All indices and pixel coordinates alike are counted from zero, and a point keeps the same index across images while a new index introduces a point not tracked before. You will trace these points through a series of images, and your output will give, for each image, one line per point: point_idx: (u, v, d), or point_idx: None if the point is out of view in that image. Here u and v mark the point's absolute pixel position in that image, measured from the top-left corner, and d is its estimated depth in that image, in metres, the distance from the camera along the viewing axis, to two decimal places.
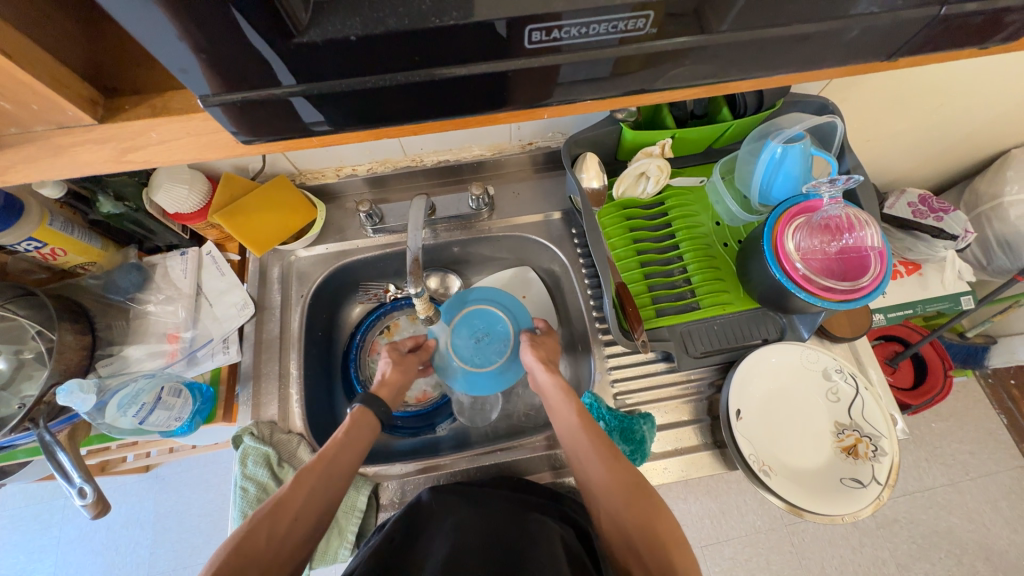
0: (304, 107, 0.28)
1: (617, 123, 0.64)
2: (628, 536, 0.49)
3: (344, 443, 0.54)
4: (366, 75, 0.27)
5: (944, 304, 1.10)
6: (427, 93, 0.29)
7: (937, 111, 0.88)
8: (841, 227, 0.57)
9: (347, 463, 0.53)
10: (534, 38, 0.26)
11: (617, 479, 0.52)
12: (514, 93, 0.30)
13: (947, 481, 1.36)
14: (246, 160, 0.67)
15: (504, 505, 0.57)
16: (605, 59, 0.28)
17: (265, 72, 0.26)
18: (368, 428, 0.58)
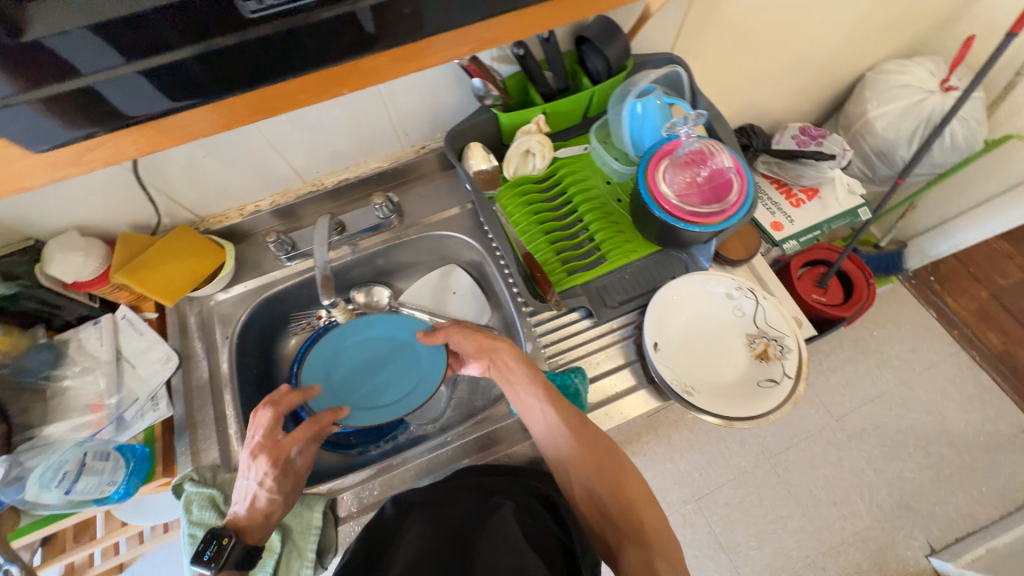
0: (97, 94, 0.35)
1: (489, 110, 0.69)
2: (598, 499, 0.60)
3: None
4: (134, 57, 0.33)
5: (845, 220, 1.20)
6: (225, 61, 0.36)
7: (783, 50, 0.99)
8: (701, 158, 0.64)
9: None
10: (252, 7, 0.33)
11: (594, 461, 0.59)
12: (272, 58, 0.37)
13: (899, 381, 1.45)
14: (143, 216, 0.68)
15: (465, 495, 0.60)
16: (326, 15, 0.35)
17: (49, 68, 0.32)
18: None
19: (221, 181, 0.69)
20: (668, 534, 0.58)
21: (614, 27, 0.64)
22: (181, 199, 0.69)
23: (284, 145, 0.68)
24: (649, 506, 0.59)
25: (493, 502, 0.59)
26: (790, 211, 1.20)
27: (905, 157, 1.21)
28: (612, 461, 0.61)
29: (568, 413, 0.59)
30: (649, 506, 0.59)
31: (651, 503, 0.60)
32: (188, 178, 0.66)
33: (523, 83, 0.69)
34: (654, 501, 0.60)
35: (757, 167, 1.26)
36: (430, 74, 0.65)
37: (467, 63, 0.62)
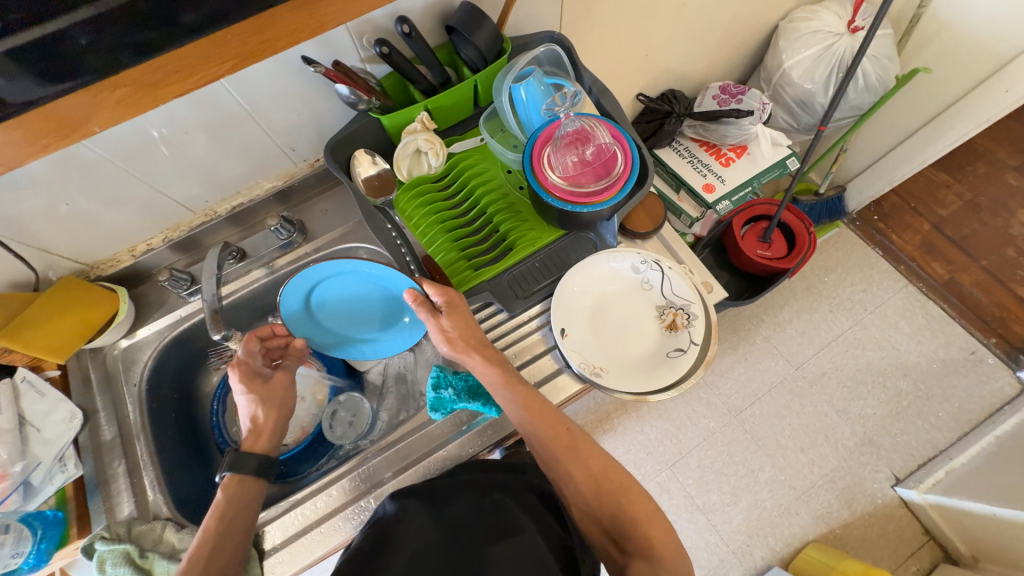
0: None
1: (368, 114, 0.66)
2: (604, 521, 0.58)
3: (224, 527, 0.54)
4: None
5: (775, 173, 1.20)
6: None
7: (685, 14, 0.97)
8: (582, 136, 0.63)
9: (234, 546, 0.54)
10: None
11: (586, 477, 0.59)
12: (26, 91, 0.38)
13: (852, 322, 1.48)
14: (21, 274, 0.65)
15: (463, 494, 0.60)
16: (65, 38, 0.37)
17: None
18: (245, 487, 0.58)
19: (99, 225, 0.66)
20: (681, 551, 0.55)
21: (479, 13, 0.62)
22: (58, 250, 0.66)
23: (159, 180, 0.65)
24: (663, 531, 0.56)
25: (497, 502, 0.60)
26: (721, 171, 1.21)
27: (824, 104, 1.21)
28: (615, 475, 0.59)
29: (564, 441, 0.59)
30: (659, 523, 0.56)
31: (668, 529, 0.56)
32: (61, 228, 0.63)
33: (401, 82, 0.67)
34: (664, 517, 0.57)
35: (685, 132, 1.26)
36: (294, 90, 0.62)
37: (326, 70, 0.58)
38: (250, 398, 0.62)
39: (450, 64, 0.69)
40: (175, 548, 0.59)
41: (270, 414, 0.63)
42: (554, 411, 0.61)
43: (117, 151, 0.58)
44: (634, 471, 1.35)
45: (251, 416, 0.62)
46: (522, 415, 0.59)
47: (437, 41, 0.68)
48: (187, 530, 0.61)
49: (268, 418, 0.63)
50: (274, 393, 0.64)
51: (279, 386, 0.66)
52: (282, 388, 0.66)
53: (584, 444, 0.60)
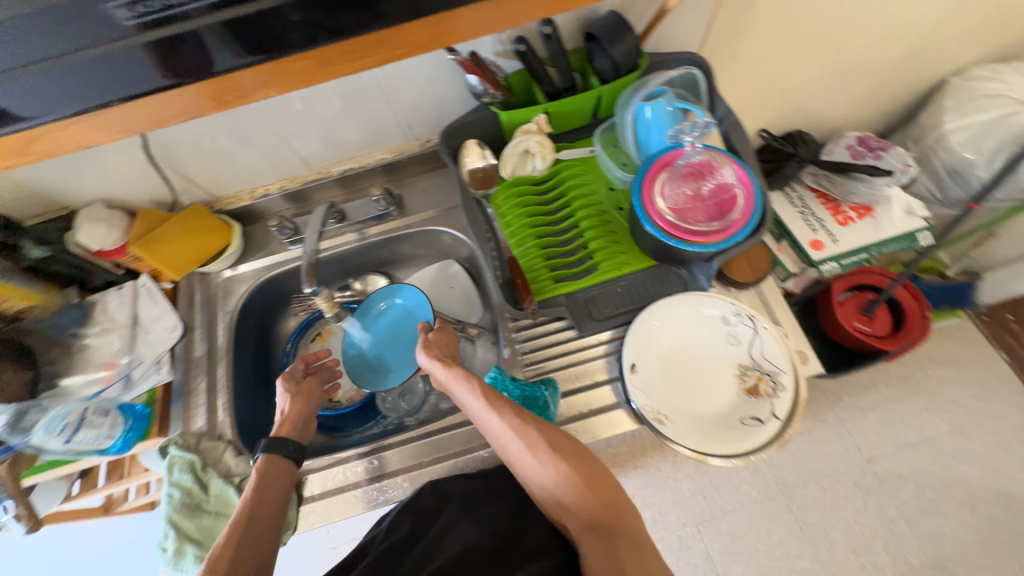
0: (54, 81, 0.38)
1: (488, 108, 0.66)
2: (585, 532, 0.51)
3: (259, 497, 0.54)
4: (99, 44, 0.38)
5: (900, 245, 1.06)
6: (148, 60, 0.39)
7: (842, 53, 0.88)
8: (702, 170, 0.60)
9: (270, 514, 0.54)
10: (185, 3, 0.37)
11: (538, 455, 0.53)
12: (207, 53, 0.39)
13: (951, 428, 1.26)
14: (161, 192, 0.73)
15: (505, 501, 0.63)
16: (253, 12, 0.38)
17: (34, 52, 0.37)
18: (277, 474, 0.58)
19: (233, 163, 0.73)
20: (634, 512, 0.53)
21: (624, 25, 0.60)
22: (195, 179, 0.73)
23: (290, 133, 0.70)
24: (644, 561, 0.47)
25: (535, 518, 0.61)
26: (835, 230, 1.09)
27: (982, 178, 1.04)
28: (567, 451, 0.54)
29: (531, 441, 0.54)
30: (613, 489, 0.53)
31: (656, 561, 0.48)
32: (203, 160, 0.70)
33: (527, 80, 0.66)
34: (617, 480, 0.54)
35: (803, 179, 1.15)
36: (429, 70, 0.64)
37: (463, 58, 0.59)
38: (284, 388, 0.66)
39: (580, 70, 0.67)
40: (230, 471, 0.64)
41: (297, 406, 0.65)
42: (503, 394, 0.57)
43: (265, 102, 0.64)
44: (656, 519, 1.19)
45: (280, 405, 0.64)
46: (481, 408, 0.56)
47: (573, 46, 0.67)
48: (244, 457, 0.66)
49: (295, 406, 0.64)
50: (305, 391, 0.68)
51: (310, 388, 0.69)
52: (312, 392, 0.68)
53: (536, 421, 0.55)
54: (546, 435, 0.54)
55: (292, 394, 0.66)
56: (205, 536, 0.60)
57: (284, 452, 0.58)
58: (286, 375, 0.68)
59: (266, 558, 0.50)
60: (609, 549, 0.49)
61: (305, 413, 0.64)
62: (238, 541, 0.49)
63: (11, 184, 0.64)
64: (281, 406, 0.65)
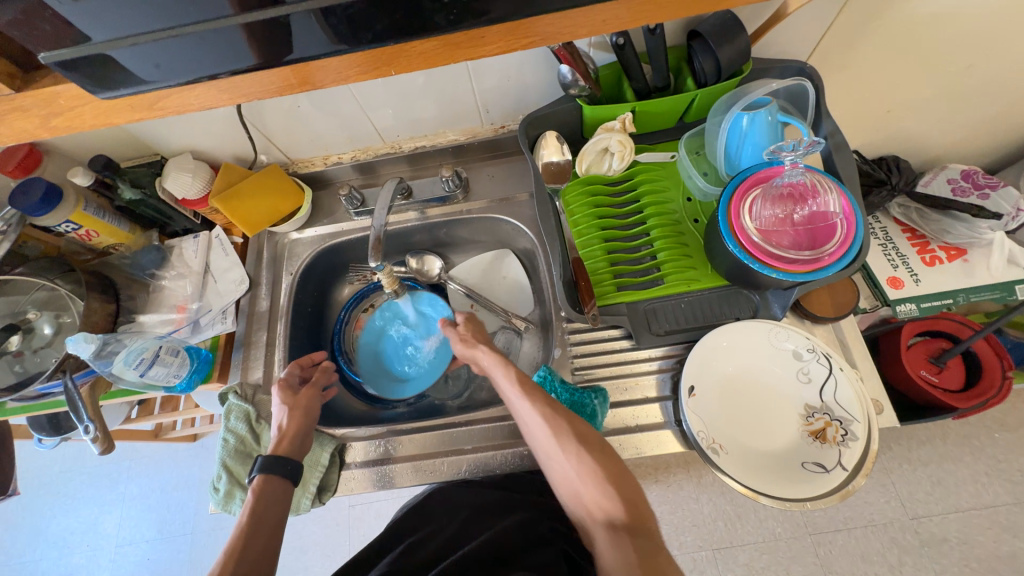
0: (155, 52, 0.35)
1: (573, 100, 0.64)
2: (602, 520, 0.49)
3: (256, 521, 0.52)
4: (199, 22, 0.33)
5: (994, 295, 0.96)
6: (250, 40, 0.35)
7: (967, 76, 0.79)
8: (803, 193, 0.55)
9: (268, 538, 0.52)
10: None
11: (561, 444, 0.52)
12: (313, 38, 0.35)
13: (1011, 500, 1.13)
14: (244, 150, 0.76)
15: (516, 512, 0.64)
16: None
17: (129, 17, 0.32)
18: (275, 495, 0.56)
19: (312, 130, 0.74)
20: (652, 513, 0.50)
21: (737, 25, 0.55)
22: (276, 141, 0.76)
23: (371, 106, 0.70)
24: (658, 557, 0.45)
25: (542, 534, 0.61)
26: (919, 268, 1.00)
27: None
28: (594, 446, 0.52)
29: (556, 425, 0.52)
30: (632, 489, 0.50)
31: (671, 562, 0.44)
32: (287, 124, 0.72)
33: (618, 75, 0.63)
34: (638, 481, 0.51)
35: (889, 210, 1.07)
36: (519, 55, 0.62)
37: (557, 48, 0.56)
38: (282, 401, 0.63)
39: (675, 70, 0.64)
40: None
41: (294, 421, 0.62)
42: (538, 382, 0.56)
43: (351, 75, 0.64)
44: (670, 538, 1.16)
45: (277, 421, 0.62)
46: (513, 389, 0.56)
47: (672, 43, 0.63)
48: None
49: (291, 422, 0.62)
50: (302, 404, 0.64)
51: (308, 399, 0.66)
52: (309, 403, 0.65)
53: (566, 411, 0.54)
54: (573, 426, 0.52)
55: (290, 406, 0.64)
56: (252, 484, 0.63)
57: (282, 472, 0.56)
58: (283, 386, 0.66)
59: None
60: (625, 551, 0.45)
61: (301, 428, 0.61)
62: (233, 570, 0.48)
63: (116, 128, 0.68)
64: (279, 419, 0.63)
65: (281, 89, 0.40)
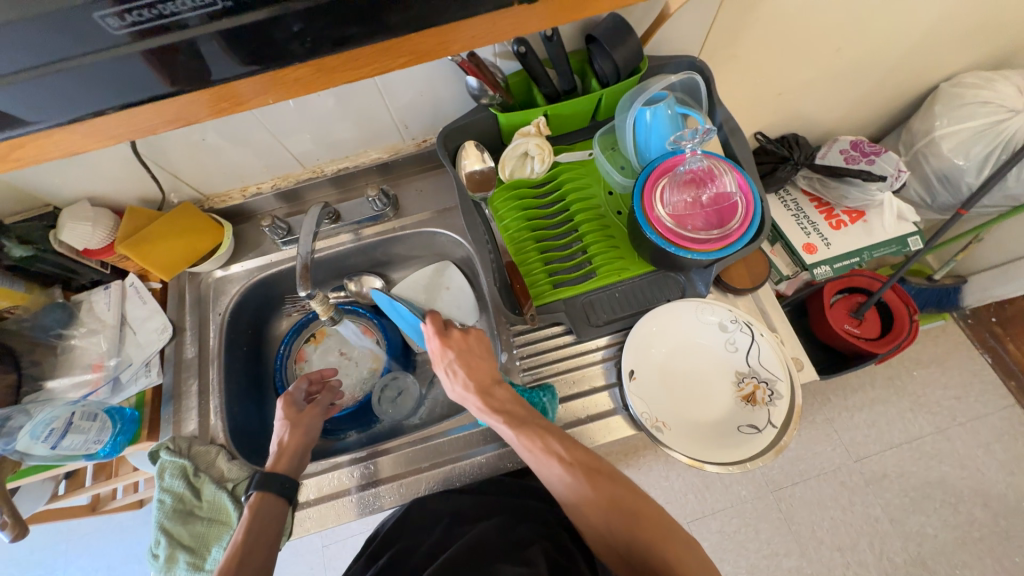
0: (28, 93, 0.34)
1: (487, 109, 0.66)
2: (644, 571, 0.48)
3: (252, 539, 0.53)
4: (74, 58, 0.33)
5: (891, 249, 1.07)
6: (150, 68, 0.35)
7: (839, 58, 0.88)
8: (703, 178, 0.60)
9: (264, 556, 0.53)
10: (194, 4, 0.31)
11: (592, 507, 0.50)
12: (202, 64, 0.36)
13: (934, 429, 1.25)
14: (150, 191, 0.72)
15: (494, 517, 0.65)
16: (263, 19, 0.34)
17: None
18: (271, 514, 0.56)
19: (224, 163, 0.71)
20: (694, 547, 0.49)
21: (626, 27, 0.59)
22: (184, 178, 0.72)
23: (283, 133, 0.68)
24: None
25: (525, 535, 0.62)
26: (828, 233, 1.10)
27: (972, 184, 1.06)
28: (616, 502, 0.50)
29: (581, 487, 0.50)
30: (667, 530, 0.49)
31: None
32: (193, 158, 0.68)
33: (526, 82, 0.65)
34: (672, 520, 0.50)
35: (797, 182, 1.16)
36: (426, 70, 0.63)
37: (462, 60, 0.58)
38: (285, 417, 0.64)
39: (580, 72, 0.67)
40: (223, 475, 0.63)
41: (295, 436, 0.63)
42: (551, 441, 0.53)
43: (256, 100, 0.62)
44: None
45: (278, 435, 0.62)
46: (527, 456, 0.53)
47: (572, 47, 0.66)
48: (237, 461, 0.65)
49: (294, 437, 0.63)
50: (306, 421, 0.65)
51: (311, 418, 0.66)
52: (312, 422, 0.66)
53: (588, 474, 0.51)
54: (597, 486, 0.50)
55: (292, 423, 0.64)
56: (196, 543, 0.59)
57: (278, 489, 0.57)
58: (287, 402, 0.66)
59: None
60: None
61: (304, 445, 0.62)
62: None
63: None
64: (279, 435, 0.63)
65: (209, 114, 0.39)
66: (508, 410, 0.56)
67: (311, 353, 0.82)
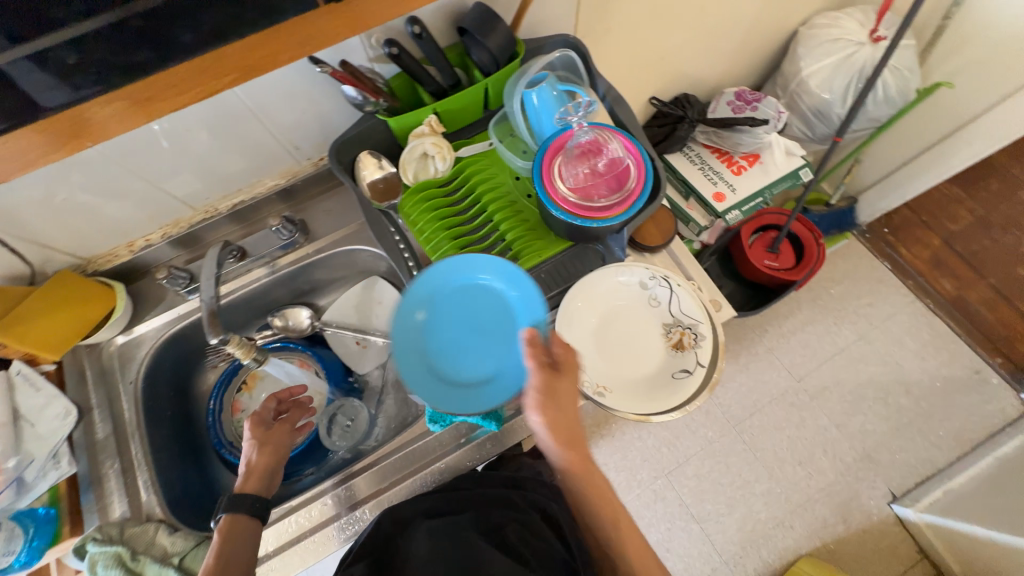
0: None
1: (374, 116, 0.65)
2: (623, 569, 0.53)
3: (221, 565, 0.50)
4: None
5: (787, 184, 1.17)
6: None
7: (703, 18, 0.94)
8: (594, 148, 0.62)
9: (241, 569, 0.51)
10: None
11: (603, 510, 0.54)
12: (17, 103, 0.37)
13: (856, 336, 1.38)
14: (16, 266, 0.64)
15: (468, 509, 0.60)
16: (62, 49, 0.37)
17: None
18: (245, 536, 0.54)
19: (99, 220, 0.65)
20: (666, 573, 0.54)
21: (493, 16, 0.59)
22: (54, 244, 0.65)
23: (159, 176, 0.63)
24: None
25: (500, 522, 0.60)
26: (732, 180, 1.18)
27: (841, 114, 1.18)
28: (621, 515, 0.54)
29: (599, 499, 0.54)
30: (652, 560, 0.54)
31: None
32: (59, 221, 0.62)
33: (410, 83, 0.65)
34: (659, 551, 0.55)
35: (696, 138, 1.23)
36: (301, 86, 0.60)
37: (333, 70, 0.56)
38: (252, 438, 0.62)
39: (460, 65, 0.67)
40: (168, 551, 0.59)
41: (264, 457, 0.61)
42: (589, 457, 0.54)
43: (120, 148, 0.57)
44: (629, 479, 1.23)
45: (245, 456, 0.60)
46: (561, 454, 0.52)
47: (448, 42, 0.66)
48: (180, 532, 0.61)
49: (261, 458, 0.60)
50: (274, 440, 0.63)
51: (279, 437, 0.64)
52: (283, 438, 0.64)
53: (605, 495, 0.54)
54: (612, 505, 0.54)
55: (259, 443, 0.62)
56: None
57: (247, 511, 0.55)
58: (254, 421, 0.63)
59: None
60: None
61: (273, 466, 0.60)
62: None
63: None
64: (246, 457, 0.61)
65: (54, 154, 0.39)
66: (570, 414, 0.53)
67: (246, 402, 0.77)
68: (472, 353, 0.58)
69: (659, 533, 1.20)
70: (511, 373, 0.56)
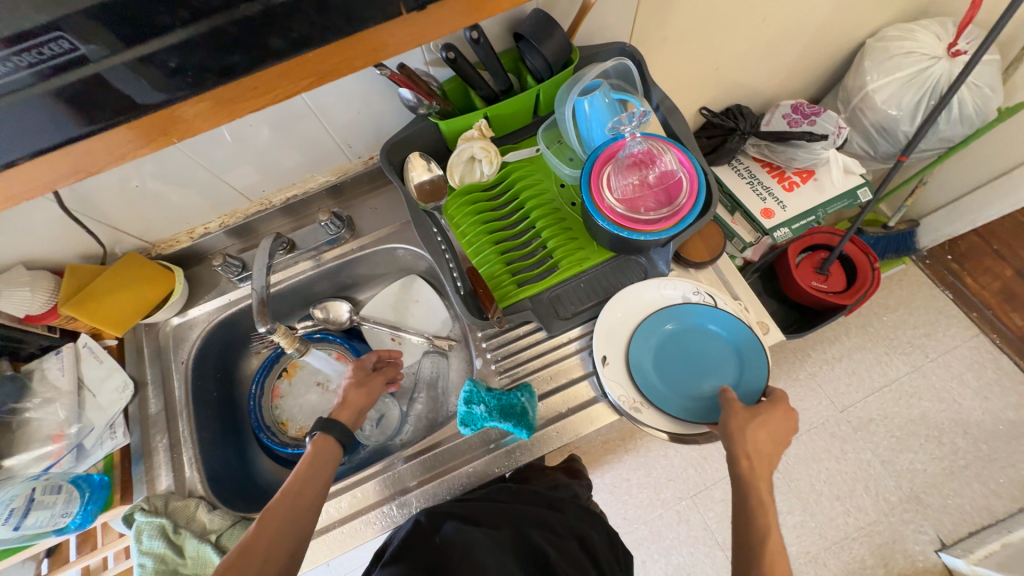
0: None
1: (426, 119, 0.65)
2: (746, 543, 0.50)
3: (306, 477, 0.54)
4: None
5: (844, 203, 1.11)
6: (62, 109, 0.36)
7: (764, 28, 0.90)
8: (645, 159, 0.61)
9: (314, 496, 0.54)
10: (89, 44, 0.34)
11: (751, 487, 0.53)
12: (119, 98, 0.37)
13: (910, 368, 1.29)
14: (90, 246, 0.68)
15: (506, 526, 0.60)
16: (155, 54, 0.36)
17: None
18: (332, 457, 0.58)
19: (165, 207, 0.69)
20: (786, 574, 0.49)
21: (550, 21, 0.58)
22: (123, 227, 0.69)
23: (221, 168, 0.67)
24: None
25: (535, 544, 0.58)
26: (782, 196, 1.13)
27: (908, 132, 1.10)
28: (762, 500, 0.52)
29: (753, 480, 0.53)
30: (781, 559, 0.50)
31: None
32: (130, 206, 0.66)
33: (462, 87, 0.65)
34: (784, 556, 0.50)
35: (747, 151, 1.19)
36: (360, 87, 0.62)
37: (391, 72, 0.57)
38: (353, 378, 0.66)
39: (513, 71, 0.67)
40: (206, 528, 0.61)
41: (361, 398, 0.65)
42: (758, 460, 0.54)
43: (192, 141, 0.60)
44: (652, 497, 1.18)
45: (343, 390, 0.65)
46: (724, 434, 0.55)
47: (503, 47, 0.66)
48: (218, 511, 0.63)
49: (358, 397, 0.64)
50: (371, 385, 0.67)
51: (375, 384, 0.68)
52: (377, 387, 0.67)
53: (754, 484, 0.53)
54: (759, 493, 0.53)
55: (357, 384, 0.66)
56: None
57: (337, 434, 0.59)
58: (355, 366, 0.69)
59: (307, 530, 0.52)
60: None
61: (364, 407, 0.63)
62: (277, 520, 0.50)
63: None
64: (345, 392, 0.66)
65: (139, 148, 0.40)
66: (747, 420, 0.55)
67: (285, 388, 0.80)
68: (693, 373, 0.62)
69: (680, 557, 1.14)
70: (706, 405, 0.60)
